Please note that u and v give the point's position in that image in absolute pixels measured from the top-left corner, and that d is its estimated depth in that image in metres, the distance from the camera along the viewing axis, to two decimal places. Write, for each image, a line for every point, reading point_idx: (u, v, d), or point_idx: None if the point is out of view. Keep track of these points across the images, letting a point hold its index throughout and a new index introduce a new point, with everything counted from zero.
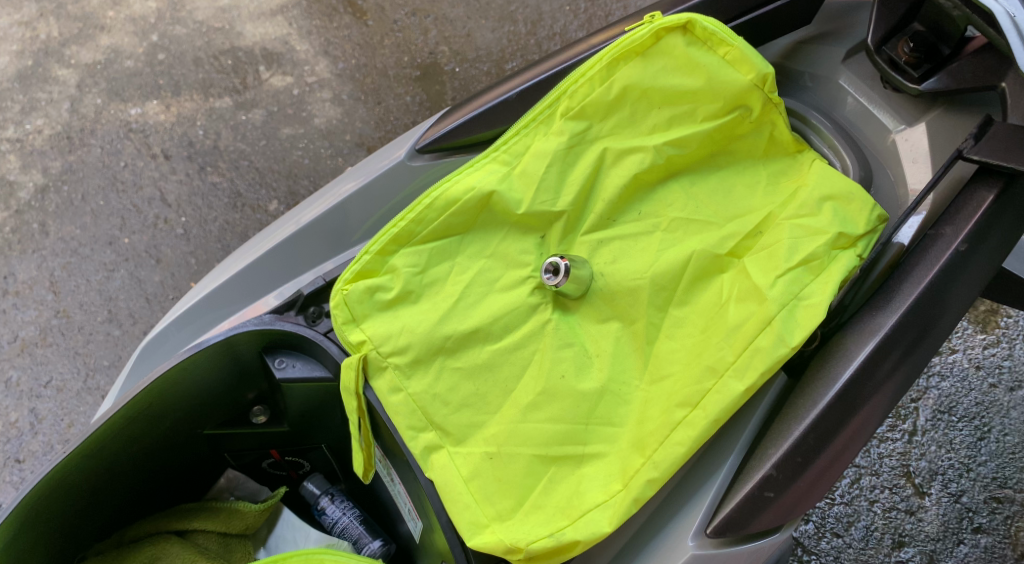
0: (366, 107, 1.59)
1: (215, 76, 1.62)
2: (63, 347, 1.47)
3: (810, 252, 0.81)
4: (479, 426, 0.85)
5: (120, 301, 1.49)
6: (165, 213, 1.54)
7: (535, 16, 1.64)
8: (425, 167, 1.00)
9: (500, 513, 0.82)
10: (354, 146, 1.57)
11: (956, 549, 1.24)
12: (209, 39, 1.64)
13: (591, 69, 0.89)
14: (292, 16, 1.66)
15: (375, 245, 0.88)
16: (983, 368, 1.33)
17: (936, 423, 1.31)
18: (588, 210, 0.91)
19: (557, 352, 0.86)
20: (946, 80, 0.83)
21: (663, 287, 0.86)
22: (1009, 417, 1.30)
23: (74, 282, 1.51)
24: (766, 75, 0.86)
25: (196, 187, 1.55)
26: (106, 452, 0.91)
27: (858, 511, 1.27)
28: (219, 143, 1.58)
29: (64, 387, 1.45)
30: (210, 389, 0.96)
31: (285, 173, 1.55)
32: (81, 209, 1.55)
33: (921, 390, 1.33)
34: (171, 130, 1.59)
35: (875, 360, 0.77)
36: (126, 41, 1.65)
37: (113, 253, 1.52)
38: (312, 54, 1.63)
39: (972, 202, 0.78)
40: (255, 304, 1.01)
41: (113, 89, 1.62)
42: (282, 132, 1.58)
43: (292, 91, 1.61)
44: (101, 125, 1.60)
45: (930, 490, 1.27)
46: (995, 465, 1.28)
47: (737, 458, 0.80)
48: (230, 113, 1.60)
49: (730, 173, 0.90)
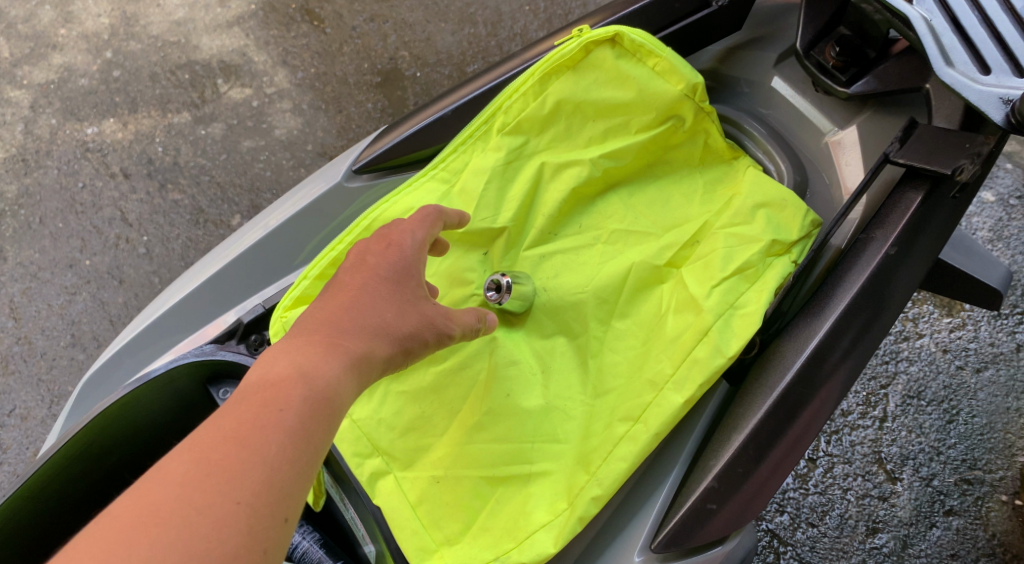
0: (327, 116, 1.56)
1: (172, 91, 1.59)
2: (26, 374, 1.45)
3: (744, 261, 0.82)
4: (426, 449, 0.84)
5: (83, 325, 1.47)
6: (126, 232, 1.51)
7: (494, 16, 1.58)
8: (363, 188, 0.99)
9: (448, 537, 0.82)
10: (316, 156, 1.53)
11: (928, 533, 1.19)
12: (165, 54, 1.61)
13: (524, 84, 0.88)
14: (248, 26, 1.62)
15: (314, 270, 0.88)
16: (950, 351, 1.28)
17: (906, 408, 1.26)
18: (530, 224, 0.90)
19: (503, 370, 0.85)
20: (873, 83, 0.84)
21: (606, 299, 0.86)
22: (976, 398, 1.25)
23: (36, 307, 1.48)
24: (696, 84, 0.86)
25: (157, 205, 1.52)
26: (51, 488, 0.89)
27: (832, 500, 1.22)
28: (180, 159, 1.55)
29: (28, 415, 1.43)
30: (158, 420, 0.95)
31: (247, 187, 1.52)
32: (39, 232, 1.53)
33: (890, 375, 1.27)
34: (129, 148, 1.56)
35: (813, 366, 0.77)
36: (79, 59, 1.62)
37: (74, 276, 1.49)
38: (271, 65, 1.60)
39: (900, 206, 0.78)
40: (212, 324, 0.99)
41: (68, 108, 1.59)
42: (243, 145, 1.55)
43: (251, 103, 1.57)
44: (57, 146, 1.58)
45: (902, 475, 1.22)
46: (964, 447, 1.23)
47: (682, 469, 0.81)
48: (189, 128, 1.57)
49: (668, 183, 0.90)
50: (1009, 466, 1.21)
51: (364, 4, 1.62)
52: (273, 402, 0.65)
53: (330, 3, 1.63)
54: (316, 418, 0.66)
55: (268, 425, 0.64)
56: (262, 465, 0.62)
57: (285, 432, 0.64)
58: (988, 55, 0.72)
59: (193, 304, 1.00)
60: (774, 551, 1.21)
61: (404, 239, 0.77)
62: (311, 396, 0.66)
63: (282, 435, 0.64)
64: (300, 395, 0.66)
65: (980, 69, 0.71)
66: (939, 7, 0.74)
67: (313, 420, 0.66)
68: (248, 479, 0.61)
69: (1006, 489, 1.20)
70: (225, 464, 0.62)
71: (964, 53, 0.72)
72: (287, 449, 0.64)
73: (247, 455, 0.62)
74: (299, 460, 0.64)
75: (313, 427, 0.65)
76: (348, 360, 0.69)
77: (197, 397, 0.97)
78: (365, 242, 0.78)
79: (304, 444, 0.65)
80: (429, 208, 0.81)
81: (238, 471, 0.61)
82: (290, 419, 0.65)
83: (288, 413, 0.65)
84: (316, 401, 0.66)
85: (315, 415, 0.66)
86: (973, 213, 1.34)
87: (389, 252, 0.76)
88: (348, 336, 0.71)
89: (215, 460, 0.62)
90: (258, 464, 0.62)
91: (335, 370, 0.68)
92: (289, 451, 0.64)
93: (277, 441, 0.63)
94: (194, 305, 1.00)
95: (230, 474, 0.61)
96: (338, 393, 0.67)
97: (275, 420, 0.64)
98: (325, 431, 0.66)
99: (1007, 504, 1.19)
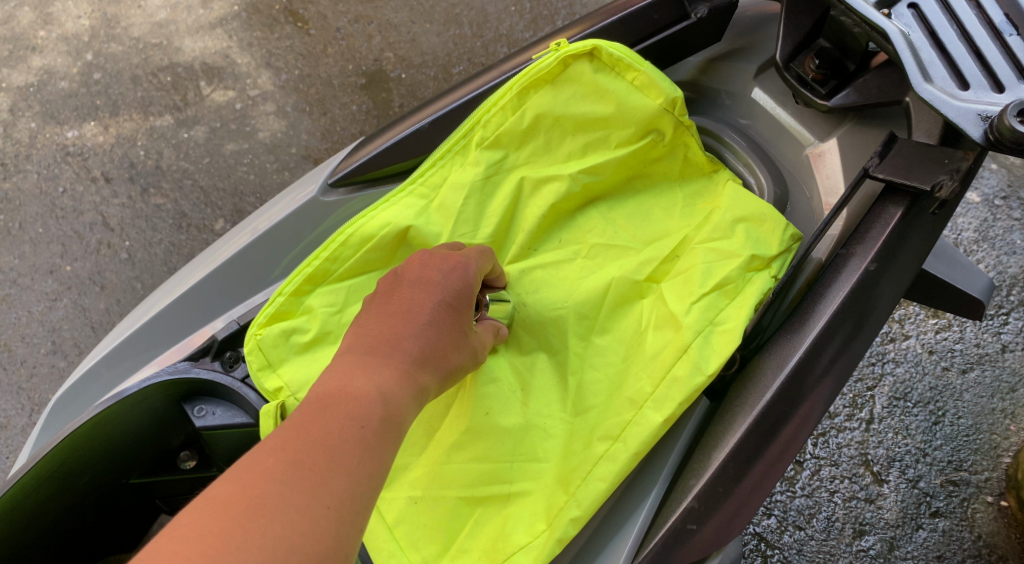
0: (311, 118, 1.54)
1: (154, 94, 1.57)
2: (6, 382, 1.43)
3: (723, 277, 0.81)
4: (403, 470, 0.84)
5: (64, 331, 1.45)
6: (107, 237, 1.49)
7: (480, 17, 1.57)
8: (340, 201, 0.97)
9: (426, 559, 0.80)
10: (301, 158, 1.52)
11: (914, 535, 1.19)
12: (146, 56, 1.59)
13: (501, 98, 0.87)
14: (231, 28, 1.60)
15: (289, 287, 0.86)
16: (936, 352, 1.28)
17: (892, 410, 1.25)
18: (510, 238, 0.89)
19: (481, 387, 0.83)
20: (853, 96, 0.83)
21: (586, 314, 0.85)
22: (962, 399, 1.25)
23: (15, 314, 1.46)
24: (675, 98, 0.85)
25: (139, 209, 1.50)
26: (21, 512, 0.88)
27: (819, 502, 1.21)
28: (162, 163, 1.53)
29: (8, 423, 1.40)
30: (131, 441, 0.93)
31: (230, 191, 1.51)
32: (20, 238, 1.51)
33: (876, 378, 1.27)
34: (111, 152, 1.54)
35: (792, 386, 0.76)
36: (59, 61, 1.59)
37: (55, 282, 1.47)
38: (254, 67, 1.58)
39: (880, 220, 0.78)
40: (199, 332, 0.98)
41: (48, 111, 1.57)
42: (226, 148, 1.53)
43: (234, 106, 1.55)
44: (37, 150, 1.55)
45: (889, 477, 1.22)
46: (950, 448, 1.22)
47: (661, 488, 0.80)
48: (171, 131, 1.54)
49: (648, 197, 0.89)
50: (994, 468, 1.21)
51: (348, 4, 1.60)
52: (355, 417, 0.64)
53: (314, 3, 1.61)
54: (389, 437, 0.65)
55: (352, 437, 0.63)
56: (347, 476, 0.62)
57: (366, 446, 0.63)
58: (967, 71, 0.72)
59: (173, 318, 0.98)
60: (761, 554, 1.20)
61: (467, 264, 0.76)
62: (387, 416, 0.65)
63: (364, 447, 0.63)
64: (380, 413, 0.65)
65: (958, 84, 0.71)
66: (917, 20, 0.74)
67: (386, 439, 0.65)
68: (335, 489, 0.61)
69: (992, 490, 1.20)
70: (314, 471, 0.61)
71: (942, 69, 0.72)
72: (368, 464, 0.63)
73: (335, 465, 0.61)
74: (377, 475, 0.63)
75: (387, 445, 0.65)
76: (413, 385, 0.69)
77: (170, 415, 0.95)
78: (426, 256, 0.77)
79: (380, 461, 0.64)
80: (485, 248, 0.81)
81: (326, 481, 0.61)
82: (370, 434, 0.64)
83: (367, 429, 0.64)
84: (390, 420, 0.66)
85: (391, 432, 0.65)
86: (959, 214, 1.34)
87: (452, 273, 0.75)
88: (414, 358, 0.70)
89: (307, 464, 0.61)
90: (344, 474, 0.61)
91: (407, 392, 0.68)
92: (370, 466, 0.63)
93: (359, 454, 0.63)
94: (173, 318, 0.98)
95: (320, 482, 0.61)
96: (406, 415, 0.67)
97: (357, 433, 0.63)
98: (395, 452, 0.66)
99: (993, 505, 1.19)
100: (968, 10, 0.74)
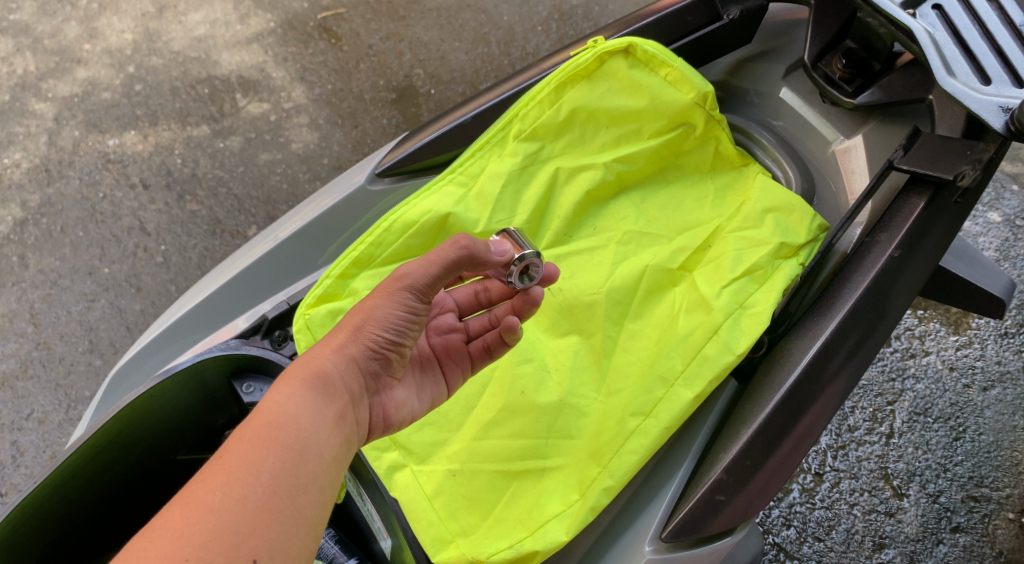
0: (343, 130, 1.52)
1: (192, 104, 1.55)
2: (45, 379, 1.38)
3: (754, 263, 0.85)
4: (442, 444, 0.87)
5: (101, 331, 1.40)
6: (144, 241, 1.45)
7: (507, 36, 1.57)
8: (386, 190, 1.03)
9: (464, 528, 0.83)
10: (332, 169, 1.49)
11: (935, 550, 1.18)
12: (185, 69, 1.58)
13: (540, 92, 0.92)
14: (267, 43, 1.59)
15: (336, 269, 0.91)
16: (956, 369, 1.28)
17: (913, 425, 1.25)
18: (546, 225, 0.93)
19: (518, 367, 0.88)
20: (879, 93, 0.87)
21: (620, 300, 0.88)
22: (983, 416, 1.25)
23: (55, 314, 1.41)
24: (706, 93, 0.90)
25: (174, 215, 1.47)
26: (79, 477, 0.91)
27: (838, 515, 1.20)
28: (198, 171, 1.50)
29: (45, 419, 1.35)
30: (181, 415, 0.97)
31: (263, 199, 1.47)
32: (61, 240, 1.46)
33: (897, 393, 1.27)
34: (149, 159, 1.51)
35: (819, 363, 0.80)
36: (103, 73, 1.58)
37: (93, 283, 1.43)
38: (289, 80, 1.56)
39: (904, 210, 0.81)
40: (224, 329, 1.04)
41: (91, 121, 1.54)
42: (261, 157, 1.50)
43: (269, 118, 1.53)
44: (80, 157, 1.52)
45: (909, 492, 1.21)
46: (971, 464, 1.22)
47: (690, 464, 0.84)
48: (208, 141, 1.52)
49: (679, 188, 0.94)
50: (1016, 484, 1.21)
51: (380, 23, 1.60)
52: (213, 460, 0.67)
53: (347, 21, 1.61)
54: (262, 450, 0.68)
55: (207, 480, 0.66)
56: (209, 513, 0.64)
57: (230, 472, 0.66)
58: (988, 67, 0.76)
59: (215, 304, 1.04)
60: None
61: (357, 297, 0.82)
62: (251, 430, 0.69)
63: (225, 479, 0.66)
64: (238, 443, 0.68)
65: (980, 80, 0.75)
66: (941, 20, 0.78)
67: (257, 455, 0.67)
68: (196, 533, 0.63)
69: (1014, 507, 1.19)
70: (173, 524, 0.64)
71: (965, 65, 0.76)
72: (236, 491, 0.65)
73: (191, 512, 0.64)
74: (250, 498, 0.65)
75: (256, 461, 0.67)
76: (298, 385, 0.72)
77: (219, 392, 1.00)
78: None
79: (254, 477, 0.66)
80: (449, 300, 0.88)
81: (183, 532, 0.63)
82: (235, 460, 0.67)
83: (232, 455, 0.67)
84: (260, 433, 0.69)
85: (256, 449, 0.68)
86: (980, 233, 1.33)
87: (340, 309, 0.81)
88: (296, 368, 0.74)
89: (162, 523, 0.64)
90: (205, 515, 0.64)
91: (271, 407, 0.70)
92: (240, 491, 0.66)
93: (221, 487, 0.65)
94: (215, 305, 1.04)
95: (179, 531, 0.63)
96: (281, 422, 0.70)
97: (217, 468, 0.66)
98: (279, 456, 0.68)
99: (1014, 521, 1.18)
100: (990, 11, 0.78)
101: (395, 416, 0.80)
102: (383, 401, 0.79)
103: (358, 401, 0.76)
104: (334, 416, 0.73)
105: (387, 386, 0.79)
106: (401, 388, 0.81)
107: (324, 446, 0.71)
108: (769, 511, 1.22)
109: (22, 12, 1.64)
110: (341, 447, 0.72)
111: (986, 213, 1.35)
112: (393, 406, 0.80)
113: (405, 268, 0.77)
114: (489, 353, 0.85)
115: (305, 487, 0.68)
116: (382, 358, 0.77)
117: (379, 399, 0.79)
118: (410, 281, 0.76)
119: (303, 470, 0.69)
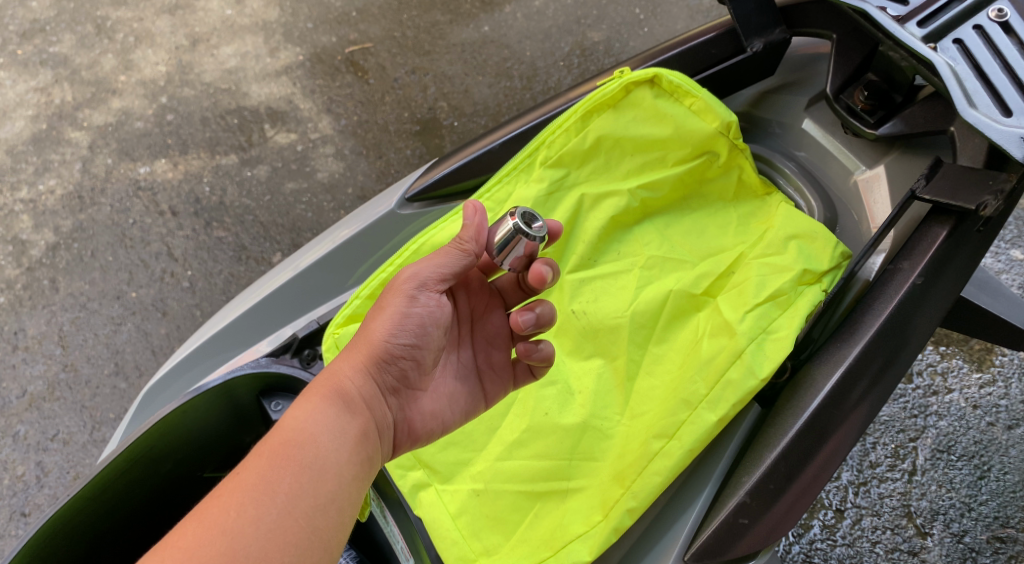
0: (367, 161, 1.55)
1: (221, 134, 1.58)
2: (70, 401, 1.40)
3: (777, 288, 0.87)
4: (465, 464, 0.88)
5: (126, 354, 1.43)
6: (171, 267, 1.48)
7: (529, 71, 1.61)
8: (415, 215, 1.06)
9: (488, 547, 0.84)
10: (356, 199, 1.52)
11: None
12: (216, 100, 1.61)
13: (567, 120, 0.94)
14: (295, 76, 1.63)
15: (365, 290, 0.92)
16: (980, 407, 1.26)
17: (936, 462, 1.23)
18: (570, 248, 0.95)
19: (541, 390, 0.90)
20: (901, 125, 0.89)
21: (644, 324, 0.91)
22: (1008, 455, 1.23)
23: (83, 336, 1.44)
24: (730, 122, 0.91)
25: (201, 241, 1.50)
26: (110, 491, 0.91)
27: (861, 552, 1.19)
28: (225, 199, 1.53)
29: (69, 440, 1.38)
30: (210, 433, 0.99)
31: (288, 226, 1.51)
32: (90, 265, 1.49)
33: (919, 429, 1.25)
34: (179, 187, 1.55)
35: (842, 390, 0.81)
36: (137, 103, 1.62)
37: (121, 307, 1.46)
38: (316, 112, 1.60)
39: (927, 238, 0.83)
40: (247, 352, 1.06)
41: (124, 149, 1.58)
42: (286, 186, 1.54)
43: (296, 147, 1.57)
44: (111, 184, 1.56)
45: (932, 531, 1.20)
46: (996, 504, 1.20)
47: (713, 487, 0.85)
48: (236, 169, 1.55)
49: (704, 215, 0.96)
50: None
51: (406, 57, 1.64)
52: (233, 478, 0.70)
53: (374, 55, 1.64)
54: (278, 470, 0.70)
55: (224, 498, 0.68)
56: (222, 534, 0.66)
57: (247, 492, 0.68)
58: (1008, 99, 0.78)
59: (243, 326, 1.06)
60: None
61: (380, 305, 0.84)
62: (270, 449, 0.71)
63: (242, 497, 0.68)
64: (256, 462, 0.71)
65: (1002, 111, 0.77)
66: (962, 54, 0.80)
67: (274, 474, 0.70)
68: (209, 551, 0.65)
69: None
70: (186, 542, 0.66)
71: (986, 97, 0.78)
72: (250, 511, 0.68)
73: (205, 530, 0.66)
74: (262, 520, 0.67)
75: (273, 479, 0.69)
76: (318, 403, 0.75)
77: (248, 409, 1.02)
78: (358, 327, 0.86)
79: (270, 498, 0.68)
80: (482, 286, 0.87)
81: (195, 549, 0.65)
82: (251, 478, 0.69)
83: (248, 475, 0.70)
84: (279, 453, 0.71)
85: (271, 469, 0.70)
86: (1001, 270, 1.32)
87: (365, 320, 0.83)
88: (319, 384, 0.77)
89: (174, 541, 0.66)
90: (217, 536, 0.66)
91: (289, 426, 0.73)
92: (254, 512, 0.68)
93: (236, 507, 0.68)
94: (243, 326, 1.06)
95: (191, 549, 0.65)
96: (297, 441, 0.72)
97: (232, 487, 0.69)
98: (295, 475, 0.70)
99: None
100: (1011, 45, 0.79)
101: (421, 428, 0.81)
102: (410, 415, 0.81)
103: (381, 418, 0.77)
104: (354, 431, 0.74)
105: (412, 399, 0.81)
106: (428, 399, 0.82)
107: (344, 464, 0.73)
108: (790, 546, 1.20)
109: (61, 45, 1.68)
110: (364, 464, 0.74)
111: (1009, 250, 1.34)
112: (422, 418, 0.81)
113: (409, 269, 0.80)
114: (533, 372, 0.87)
115: (322, 509, 0.70)
116: (398, 367, 0.79)
117: (402, 412, 0.80)
118: (416, 276, 0.79)
119: (320, 490, 0.70)
